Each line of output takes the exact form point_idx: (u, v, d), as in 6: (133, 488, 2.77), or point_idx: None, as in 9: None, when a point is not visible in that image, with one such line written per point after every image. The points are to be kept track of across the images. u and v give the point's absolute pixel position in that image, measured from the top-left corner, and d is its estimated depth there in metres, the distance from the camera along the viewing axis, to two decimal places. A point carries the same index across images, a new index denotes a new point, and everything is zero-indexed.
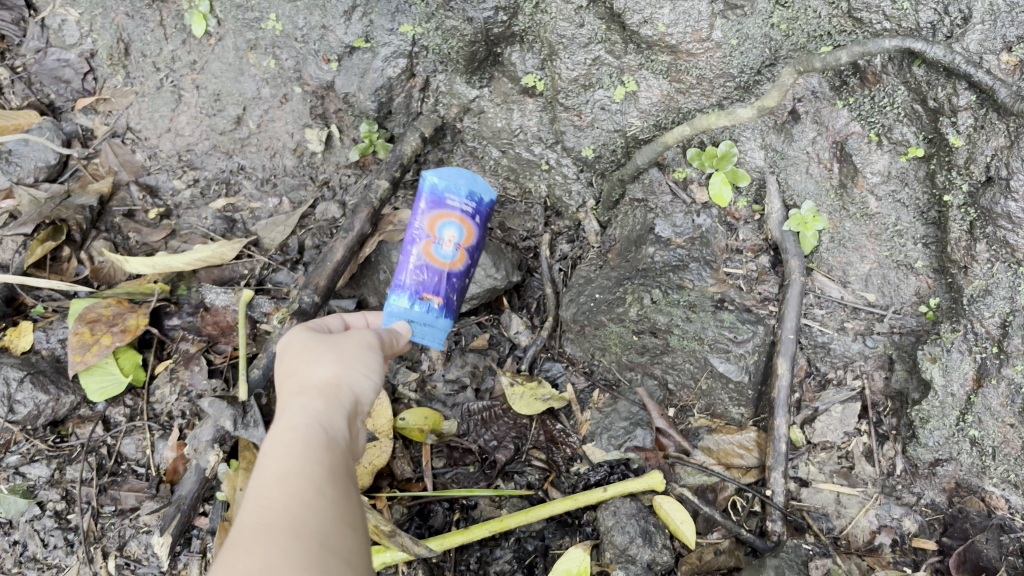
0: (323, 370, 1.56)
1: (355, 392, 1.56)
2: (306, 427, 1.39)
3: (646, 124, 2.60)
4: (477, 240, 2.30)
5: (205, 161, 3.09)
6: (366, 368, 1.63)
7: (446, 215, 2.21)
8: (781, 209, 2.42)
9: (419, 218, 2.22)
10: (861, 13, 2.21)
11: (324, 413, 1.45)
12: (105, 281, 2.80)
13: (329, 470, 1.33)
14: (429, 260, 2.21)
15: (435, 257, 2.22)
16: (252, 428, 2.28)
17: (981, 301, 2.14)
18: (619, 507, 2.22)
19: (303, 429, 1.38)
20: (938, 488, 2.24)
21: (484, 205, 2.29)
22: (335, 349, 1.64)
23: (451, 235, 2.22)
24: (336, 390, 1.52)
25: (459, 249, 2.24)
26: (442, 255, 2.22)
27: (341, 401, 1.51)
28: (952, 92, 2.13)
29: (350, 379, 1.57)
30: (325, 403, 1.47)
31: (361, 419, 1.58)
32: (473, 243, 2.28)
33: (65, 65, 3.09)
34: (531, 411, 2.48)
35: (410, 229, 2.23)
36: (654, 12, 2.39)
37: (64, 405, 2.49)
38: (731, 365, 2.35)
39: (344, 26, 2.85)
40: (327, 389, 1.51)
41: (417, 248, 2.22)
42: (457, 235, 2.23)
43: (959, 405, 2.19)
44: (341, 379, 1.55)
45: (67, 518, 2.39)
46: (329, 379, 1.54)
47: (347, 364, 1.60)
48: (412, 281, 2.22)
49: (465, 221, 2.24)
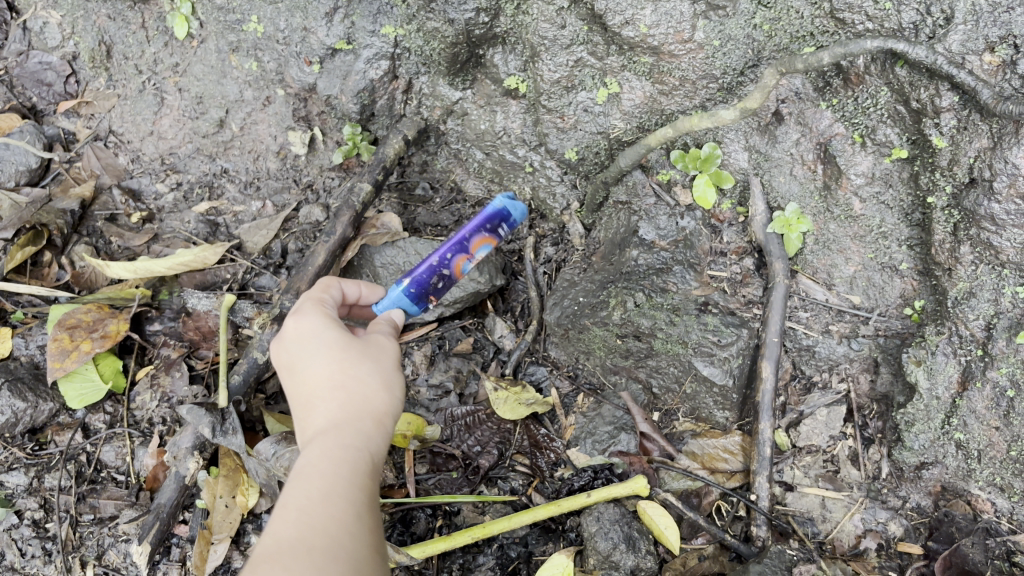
0: (369, 386, 1.65)
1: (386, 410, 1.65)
2: (351, 449, 1.50)
3: (630, 126, 2.58)
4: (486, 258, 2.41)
5: (188, 164, 3.05)
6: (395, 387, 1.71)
7: (486, 241, 2.30)
8: (765, 211, 2.41)
9: (474, 231, 2.25)
10: (843, 13, 2.19)
11: (363, 435, 1.56)
12: (86, 286, 2.76)
13: (367, 494, 1.44)
14: (456, 272, 2.24)
15: (460, 271, 2.26)
16: (231, 435, 2.25)
17: (966, 303, 2.13)
18: (603, 513, 2.20)
19: (346, 451, 1.49)
20: (923, 492, 2.22)
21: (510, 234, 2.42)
22: (368, 357, 1.69)
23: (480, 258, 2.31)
24: (375, 412, 1.62)
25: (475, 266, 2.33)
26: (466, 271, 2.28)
27: (376, 422, 1.61)
28: (934, 93, 2.10)
29: (384, 400, 1.66)
30: (363, 422, 1.58)
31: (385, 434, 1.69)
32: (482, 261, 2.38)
33: (47, 68, 3.06)
34: (515, 416, 2.45)
35: (460, 235, 2.22)
36: (635, 13, 2.36)
37: (42, 412, 2.45)
38: (715, 368, 2.32)
39: (326, 27, 2.82)
40: (368, 410, 1.60)
41: (457, 256, 2.22)
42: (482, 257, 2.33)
43: (944, 408, 2.18)
44: (377, 396, 1.64)
45: (45, 527, 2.35)
46: (373, 397, 1.64)
47: (381, 381, 1.67)
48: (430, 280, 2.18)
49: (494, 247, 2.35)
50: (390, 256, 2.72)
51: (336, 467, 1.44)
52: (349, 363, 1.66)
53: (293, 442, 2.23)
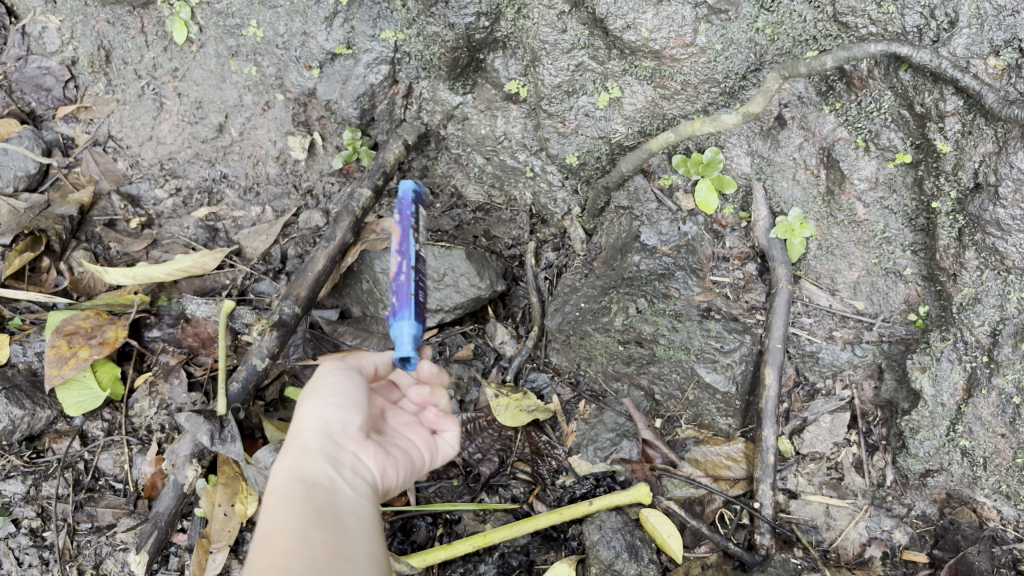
0: (306, 415, 1.55)
1: (324, 428, 1.54)
2: (283, 484, 1.39)
3: (631, 130, 2.57)
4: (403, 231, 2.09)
5: (187, 169, 3.03)
6: (327, 398, 1.59)
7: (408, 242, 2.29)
8: (767, 216, 2.39)
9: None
10: (847, 17, 2.18)
11: (296, 465, 1.43)
12: (85, 292, 2.75)
13: (314, 514, 1.31)
14: None
15: None
16: (230, 443, 2.22)
17: (970, 309, 2.11)
18: (604, 521, 2.17)
19: (280, 490, 1.37)
20: (928, 499, 2.20)
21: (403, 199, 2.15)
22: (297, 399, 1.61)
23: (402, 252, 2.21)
24: (300, 439, 1.50)
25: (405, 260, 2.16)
26: None
27: (311, 444, 1.49)
28: (939, 98, 2.08)
29: (325, 418, 1.55)
30: (295, 455, 1.46)
31: (349, 444, 1.55)
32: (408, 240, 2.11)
33: (46, 73, 3.04)
34: (516, 423, 2.43)
35: None
36: (637, 17, 2.35)
37: (40, 420, 2.43)
38: (718, 375, 2.31)
39: (325, 32, 2.80)
40: (294, 441, 1.50)
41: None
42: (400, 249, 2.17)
43: (949, 415, 2.15)
44: (302, 426, 1.53)
45: (43, 535, 2.33)
46: (313, 425, 1.53)
47: (308, 408, 1.57)
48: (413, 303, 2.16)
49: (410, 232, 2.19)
50: (390, 262, 2.69)
51: (274, 504, 1.33)
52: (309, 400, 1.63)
53: None
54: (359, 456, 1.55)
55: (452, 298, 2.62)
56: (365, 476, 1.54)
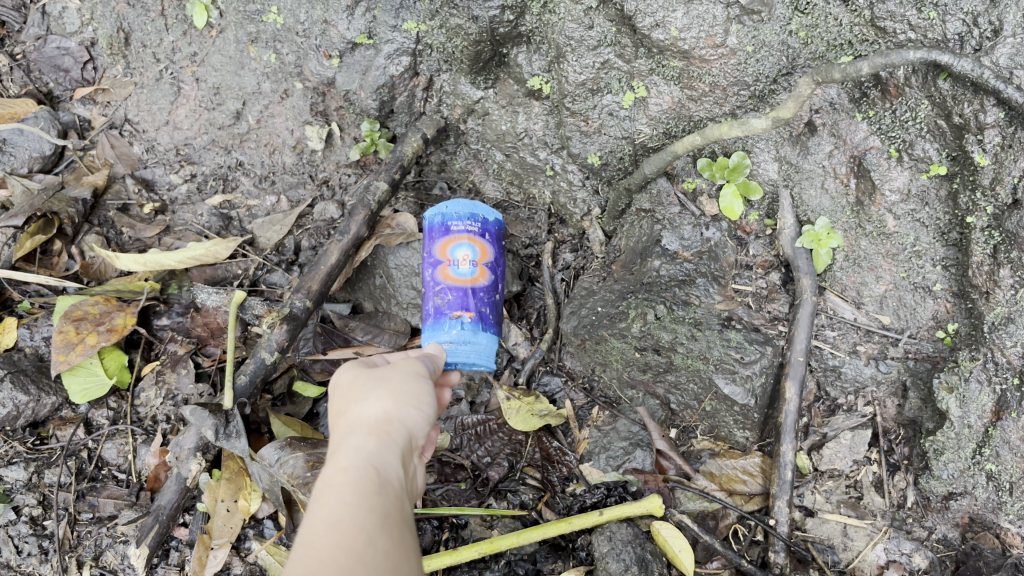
0: (401, 408, 1.52)
1: (407, 427, 1.51)
2: (360, 468, 1.35)
3: (657, 132, 2.50)
4: (494, 256, 2.51)
5: (202, 156, 2.99)
6: (419, 402, 1.57)
7: (455, 238, 2.43)
8: (794, 224, 2.32)
9: (433, 244, 2.46)
10: (885, 22, 2.11)
11: (377, 453, 1.40)
12: (95, 277, 2.71)
13: (385, 517, 1.28)
14: (451, 281, 2.40)
15: (451, 277, 2.41)
16: (235, 439, 2.19)
17: (1003, 329, 2.03)
18: (615, 533, 2.12)
19: (354, 472, 1.33)
20: (950, 523, 2.13)
21: (492, 224, 2.53)
22: (386, 381, 1.58)
23: (465, 254, 2.43)
24: (389, 427, 1.47)
25: (476, 265, 2.44)
26: (459, 273, 2.41)
27: (396, 439, 1.46)
28: (979, 109, 2.01)
29: (410, 417, 1.53)
30: (379, 442, 1.43)
31: (416, 454, 1.53)
32: (490, 258, 2.49)
33: (65, 54, 3.00)
34: (526, 428, 2.40)
35: (428, 256, 2.46)
36: (666, 15, 2.29)
37: (45, 406, 2.40)
38: (737, 387, 2.25)
39: (346, 21, 2.75)
40: (383, 426, 1.47)
41: (436, 271, 2.43)
42: (471, 254, 2.44)
43: (976, 438, 2.08)
44: (392, 414, 1.50)
45: (43, 524, 2.30)
46: (400, 418, 1.50)
47: (400, 399, 1.54)
48: (443, 303, 2.39)
49: (474, 239, 2.45)
50: (404, 258, 2.68)
51: (349, 490, 1.29)
52: (395, 384, 1.59)
53: (299, 448, 2.17)
54: (416, 469, 1.53)
55: None
56: (414, 490, 1.51)
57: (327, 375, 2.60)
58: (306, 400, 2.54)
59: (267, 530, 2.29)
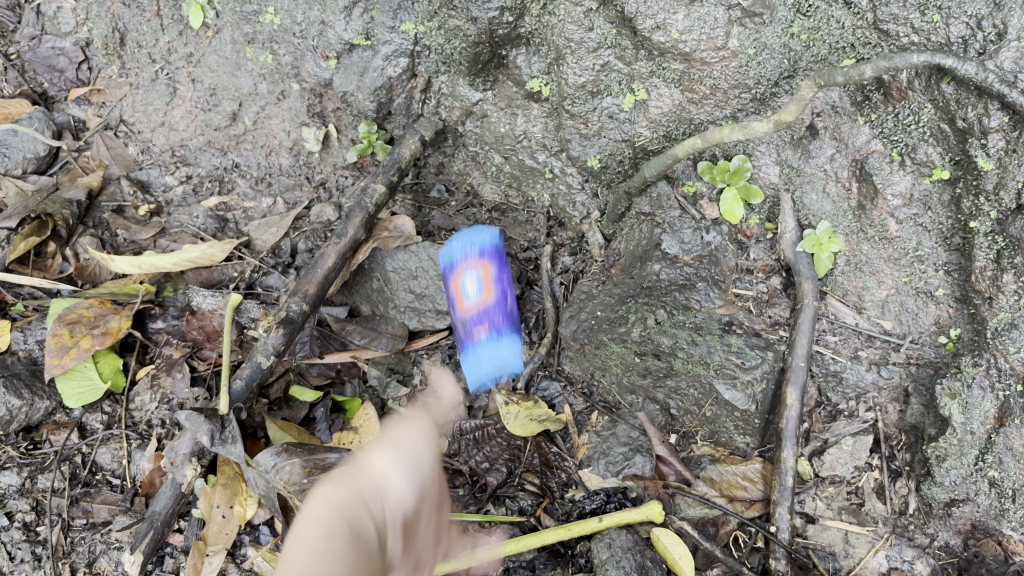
0: (389, 476, 1.59)
1: (389, 497, 1.56)
2: (336, 518, 1.39)
3: (657, 135, 2.48)
4: (499, 273, 2.46)
5: (198, 157, 2.97)
6: (409, 476, 1.64)
7: (461, 271, 2.43)
8: (795, 228, 2.30)
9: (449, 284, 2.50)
10: (888, 25, 2.09)
11: (354, 509, 1.45)
12: (90, 280, 2.68)
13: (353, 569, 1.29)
14: (467, 315, 2.43)
15: (466, 312, 2.43)
16: (231, 444, 2.14)
17: (1006, 335, 2.02)
18: (614, 539, 2.10)
19: (330, 521, 1.38)
20: (953, 530, 2.11)
21: (489, 245, 2.47)
22: (383, 445, 1.67)
23: (471, 283, 2.41)
24: (371, 492, 1.53)
25: (483, 289, 2.41)
26: (472, 303, 2.41)
27: (373, 503, 1.51)
28: (983, 113, 1.98)
29: (394, 486, 1.59)
30: (359, 500, 1.48)
31: (398, 530, 1.56)
32: (495, 277, 2.44)
33: (60, 54, 2.97)
34: (526, 433, 2.37)
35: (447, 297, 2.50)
36: (667, 17, 2.27)
37: (38, 410, 2.38)
38: (738, 393, 2.22)
39: (344, 22, 2.73)
40: (365, 488, 1.52)
41: (455, 309, 2.47)
42: (477, 279, 2.41)
43: (978, 445, 2.07)
44: (379, 481, 1.57)
45: (36, 530, 2.27)
46: (385, 486, 1.57)
47: (392, 466, 1.62)
48: (466, 338, 2.46)
49: (477, 264, 2.43)
50: (402, 261, 2.64)
51: (322, 536, 1.33)
52: (392, 450, 1.67)
53: (295, 454, 2.11)
54: (395, 544, 1.54)
55: None
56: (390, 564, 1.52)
57: (324, 380, 2.59)
58: (303, 404, 2.50)
59: (263, 536, 2.28)
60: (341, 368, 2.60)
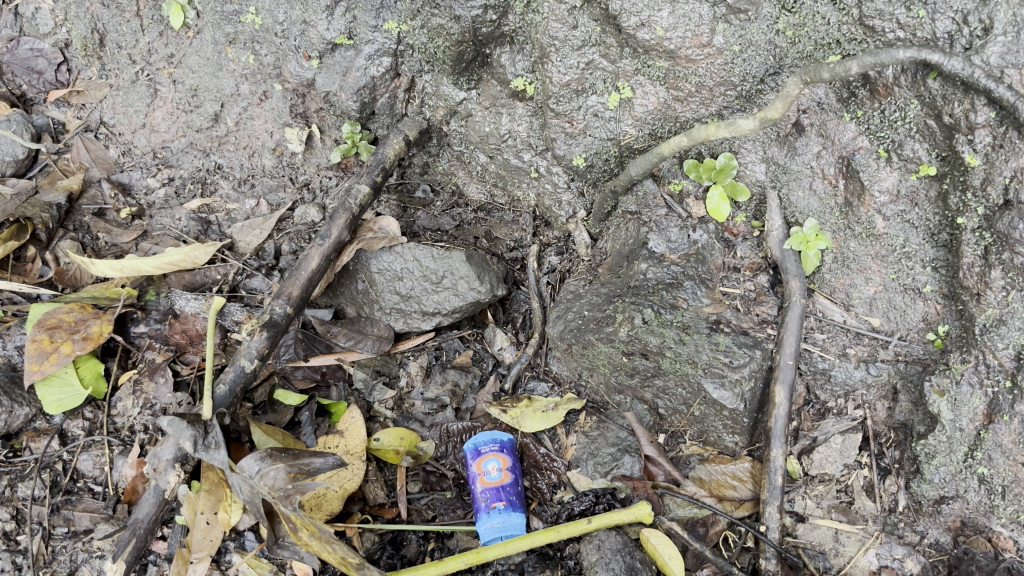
0: None
1: None
2: None
3: (642, 133, 2.47)
4: (518, 481, 2.32)
5: (180, 159, 2.92)
6: None
7: (505, 467, 2.29)
8: (782, 226, 2.29)
9: (488, 474, 2.26)
10: (873, 21, 2.08)
11: None
12: (71, 284, 2.60)
13: None
14: (506, 489, 2.25)
15: (506, 490, 2.25)
16: (214, 450, 2.04)
17: (995, 331, 2.00)
18: (603, 540, 2.08)
19: None
20: (942, 527, 2.11)
21: (515, 455, 2.35)
22: None
23: (508, 480, 2.27)
24: None
25: (516, 490, 2.28)
26: (510, 496, 2.25)
27: None
28: (969, 108, 1.96)
29: None
30: None
31: None
32: (518, 482, 2.30)
33: (38, 55, 2.89)
34: (552, 420, 2.41)
35: (489, 474, 2.26)
36: (652, 15, 2.25)
37: (18, 417, 2.32)
38: (726, 392, 2.20)
39: (326, 21, 2.70)
40: None
41: (491, 492, 2.23)
42: (513, 481, 2.29)
43: (968, 441, 2.06)
44: None
45: (16, 539, 2.21)
46: None
47: None
48: (502, 472, 2.28)
49: (512, 469, 2.31)
50: (387, 262, 2.59)
51: None
52: None
53: (280, 459, 2.01)
54: None
55: (450, 301, 2.57)
56: None
57: (310, 383, 2.54)
58: (287, 408, 2.46)
59: (248, 542, 2.26)
60: (325, 371, 2.57)
